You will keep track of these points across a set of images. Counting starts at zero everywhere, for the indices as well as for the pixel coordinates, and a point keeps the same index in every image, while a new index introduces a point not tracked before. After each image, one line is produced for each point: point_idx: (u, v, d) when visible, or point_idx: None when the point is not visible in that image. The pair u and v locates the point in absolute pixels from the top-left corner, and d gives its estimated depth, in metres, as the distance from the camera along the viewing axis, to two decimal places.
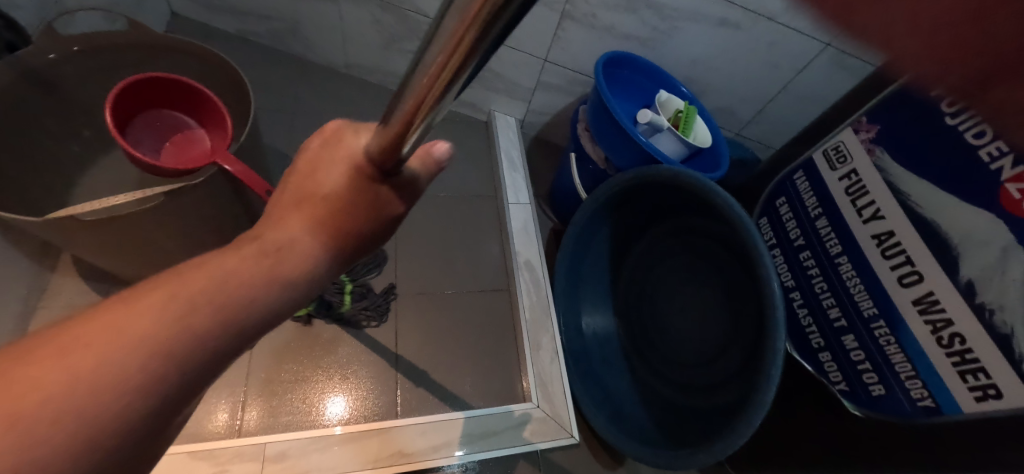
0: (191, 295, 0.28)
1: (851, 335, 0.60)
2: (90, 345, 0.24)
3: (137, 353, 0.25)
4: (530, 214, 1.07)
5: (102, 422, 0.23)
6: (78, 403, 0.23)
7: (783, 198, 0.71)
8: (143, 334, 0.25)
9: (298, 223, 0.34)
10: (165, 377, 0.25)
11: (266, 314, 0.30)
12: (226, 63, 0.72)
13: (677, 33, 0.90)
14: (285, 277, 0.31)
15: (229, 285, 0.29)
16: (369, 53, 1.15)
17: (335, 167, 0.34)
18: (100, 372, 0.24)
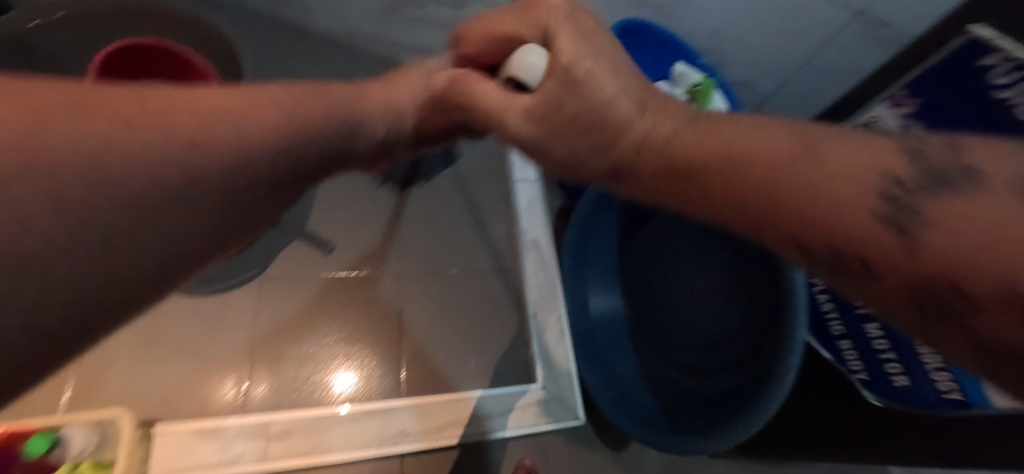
0: (296, 100, 0.34)
1: (876, 324, 0.58)
2: (240, 92, 0.30)
3: (274, 102, 0.32)
4: (537, 192, 1.03)
5: (258, 133, 0.29)
6: (243, 112, 0.29)
7: None
8: (271, 115, 0.31)
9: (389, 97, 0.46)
10: (295, 120, 0.33)
11: (344, 122, 0.39)
12: (217, 30, 0.68)
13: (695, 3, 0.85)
14: (359, 118, 0.41)
15: (320, 104, 0.37)
16: (368, 22, 1.10)
17: (406, 82, 0.48)
18: (255, 106, 0.30)
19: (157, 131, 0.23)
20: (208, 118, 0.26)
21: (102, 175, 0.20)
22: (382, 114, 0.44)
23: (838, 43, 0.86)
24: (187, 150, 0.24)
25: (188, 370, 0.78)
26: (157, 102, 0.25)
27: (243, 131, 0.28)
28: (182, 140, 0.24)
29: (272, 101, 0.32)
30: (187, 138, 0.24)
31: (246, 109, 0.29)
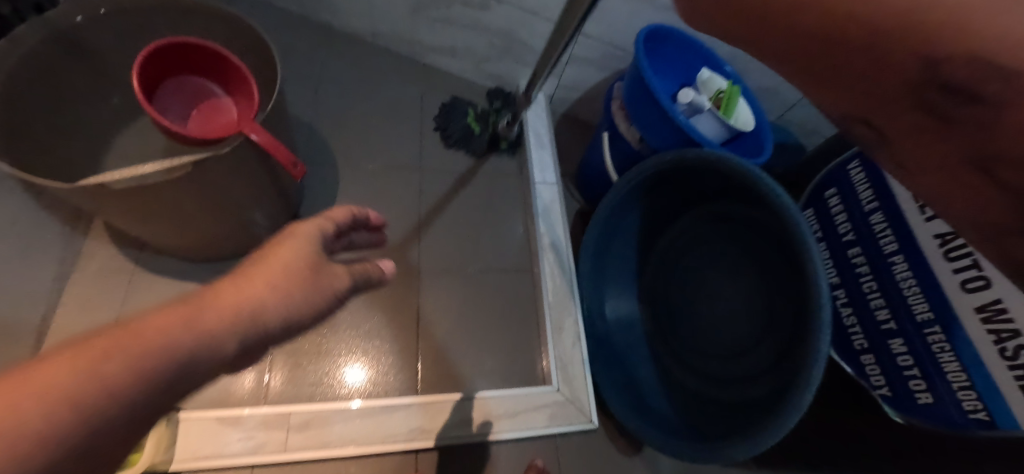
0: (99, 347, 0.26)
1: (900, 339, 0.56)
2: (137, 333, 0.27)
3: (184, 331, 0.29)
4: (557, 194, 1.03)
5: (113, 393, 0.25)
6: (103, 369, 0.25)
7: (834, 188, 0.66)
8: (57, 384, 0.24)
9: (271, 270, 0.35)
10: (189, 347, 0.29)
11: (272, 322, 0.33)
12: (251, 29, 0.70)
13: None
14: (210, 331, 0.30)
15: (140, 339, 0.27)
16: (393, 21, 1.12)
17: (287, 246, 0.37)
18: (150, 343, 0.27)
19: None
20: (40, 397, 0.23)
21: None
22: (244, 314, 0.32)
23: None
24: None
25: None
26: None
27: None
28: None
29: (39, 371, 0.24)
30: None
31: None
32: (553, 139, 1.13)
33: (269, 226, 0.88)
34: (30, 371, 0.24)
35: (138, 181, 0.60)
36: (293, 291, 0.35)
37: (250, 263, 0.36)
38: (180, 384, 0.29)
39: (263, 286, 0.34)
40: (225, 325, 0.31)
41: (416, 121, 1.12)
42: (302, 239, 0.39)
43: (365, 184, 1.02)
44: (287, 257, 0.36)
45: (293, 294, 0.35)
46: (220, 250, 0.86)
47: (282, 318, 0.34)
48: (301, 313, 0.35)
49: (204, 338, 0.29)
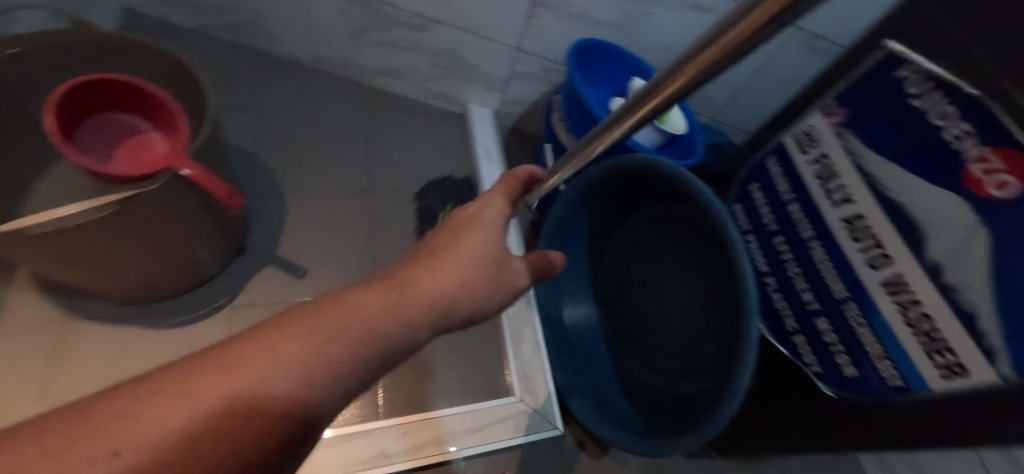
0: (322, 328, 0.31)
1: (824, 318, 0.60)
2: (345, 314, 0.32)
3: (383, 319, 0.33)
4: (508, 207, 1.06)
5: (325, 364, 0.30)
6: (320, 344, 0.30)
7: (757, 183, 0.70)
8: (297, 359, 0.29)
9: (465, 257, 0.41)
10: (385, 331, 0.33)
11: (458, 310, 0.39)
12: (177, 61, 0.69)
13: (651, 19, 0.91)
14: (410, 318, 0.35)
15: (356, 320, 0.32)
16: (334, 46, 1.12)
17: (473, 232, 0.44)
18: (356, 326, 0.32)
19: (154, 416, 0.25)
20: (283, 358, 0.29)
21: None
22: (437, 297, 0.37)
23: (783, 55, 0.93)
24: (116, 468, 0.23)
25: None
26: (246, 369, 0.28)
27: (242, 402, 0.27)
28: (105, 457, 0.23)
29: (297, 333, 0.30)
30: (169, 433, 0.25)
31: (244, 370, 0.27)
32: (501, 153, 1.16)
33: (215, 260, 0.86)
34: (280, 340, 0.29)
35: (59, 223, 0.58)
36: (472, 281, 0.40)
37: (441, 249, 0.42)
38: (393, 356, 0.34)
39: (457, 275, 0.40)
40: (419, 312, 0.36)
41: (364, 144, 1.12)
42: (479, 225, 0.44)
43: (316, 209, 1.01)
44: (472, 246, 0.42)
45: (474, 285, 0.40)
46: (163, 291, 0.83)
47: (464, 305, 0.39)
48: (481, 302, 0.41)
49: (404, 323, 0.34)
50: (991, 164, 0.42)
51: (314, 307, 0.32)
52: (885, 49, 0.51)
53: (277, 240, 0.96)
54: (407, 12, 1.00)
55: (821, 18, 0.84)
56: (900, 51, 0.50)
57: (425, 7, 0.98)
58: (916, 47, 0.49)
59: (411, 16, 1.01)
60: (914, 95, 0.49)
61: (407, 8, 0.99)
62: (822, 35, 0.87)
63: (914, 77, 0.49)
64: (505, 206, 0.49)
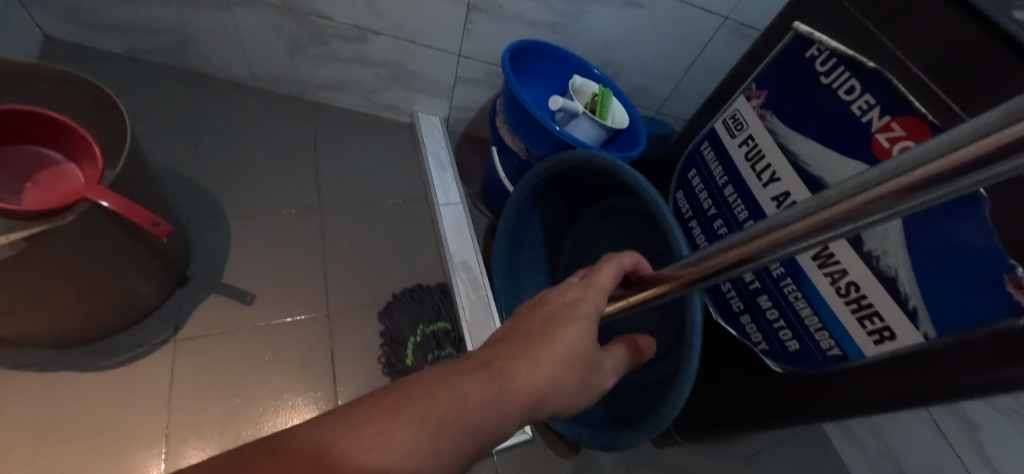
0: (435, 416, 0.31)
1: (765, 295, 0.62)
2: (453, 399, 0.33)
3: (485, 410, 0.34)
4: (462, 213, 1.06)
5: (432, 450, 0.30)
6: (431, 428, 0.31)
7: (693, 170, 0.71)
8: (409, 450, 0.29)
9: (561, 350, 0.39)
10: (485, 424, 0.33)
11: (549, 408, 0.38)
12: (91, 86, 0.65)
13: (585, 17, 0.93)
14: (506, 418, 0.35)
15: (464, 411, 0.32)
16: (273, 63, 1.10)
17: (571, 324, 0.42)
18: (460, 416, 0.32)
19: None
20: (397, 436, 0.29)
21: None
22: (534, 397, 0.36)
23: (714, 45, 0.96)
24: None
25: (102, 457, 0.73)
26: (364, 437, 0.28)
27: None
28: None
29: (418, 420, 0.30)
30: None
31: (377, 459, 0.28)
32: (453, 161, 1.16)
33: (155, 292, 0.82)
34: (393, 430, 0.29)
35: None
36: (566, 379, 0.39)
37: (538, 336, 0.40)
38: (484, 446, 0.34)
39: (554, 371, 0.38)
40: (513, 411, 0.35)
41: (311, 160, 1.09)
42: (578, 316, 0.42)
43: (263, 233, 0.98)
44: (567, 334, 0.41)
45: (564, 384, 0.39)
46: (98, 330, 0.78)
47: (553, 403, 0.38)
48: (568, 396, 0.40)
49: (501, 419, 0.34)
50: (895, 132, 0.44)
51: (424, 388, 0.33)
52: (794, 30, 0.54)
53: (222, 266, 0.92)
54: (343, 23, 0.99)
55: (745, 8, 0.88)
56: (805, 31, 0.52)
57: (363, 17, 0.97)
58: (820, 27, 0.51)
59: (348, 28, 1.00)
60: (822, 72, 0.51)
61: (343, 19, 0.98)
62: (750, 24, 0.91)
63: (820, 56, 0.51)
64: (600, 296, 0.45)
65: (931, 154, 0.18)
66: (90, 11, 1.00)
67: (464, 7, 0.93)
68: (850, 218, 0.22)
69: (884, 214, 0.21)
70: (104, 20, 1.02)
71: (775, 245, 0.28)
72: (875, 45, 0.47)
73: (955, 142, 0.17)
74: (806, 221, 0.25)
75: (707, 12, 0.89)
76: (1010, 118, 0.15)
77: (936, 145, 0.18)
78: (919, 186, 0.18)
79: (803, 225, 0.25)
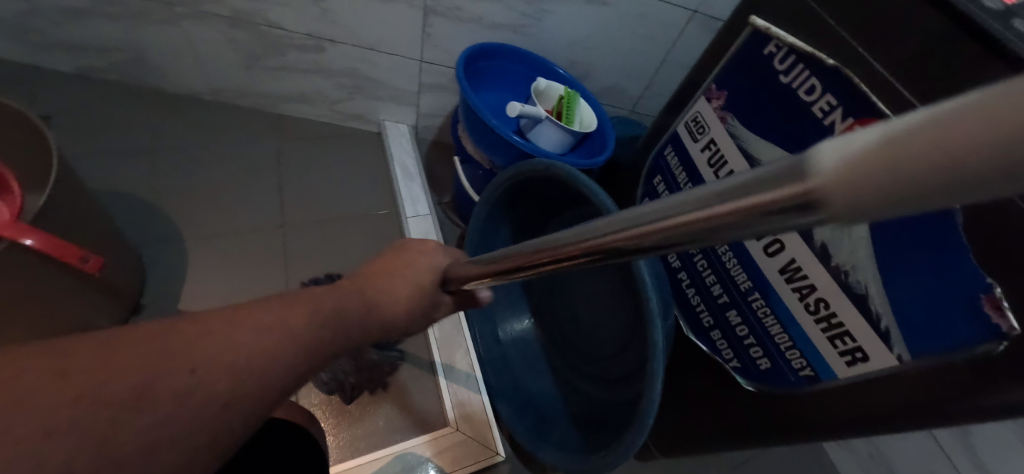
0: (323, 309, 0.35)
1: (734, 310, 0.57)
2: (336, 301, 0.37)
3: (360, 311, 0.38)
4: (431, 225, 1.01)
5: (314, 332, 0.33)
6: (318, 316, 0.34)
7: (658, 176, 0.67)
8: (292, 327, 0.32)
9: (414, 284, 0.44)
10: (355, 324, 0.37)
11: (404, 325, 0.43)
12: (38, 124, 0.65)
13: (548, 17, 0.89)
14: (368, 325, 0.39)
15: (335, 312, 0.36)
16: (230, 78, 1.05)
17: (415, 265, 0.45)
18: (339, 311, 0.36)
19: (210, 350, 0.29)
20: (288, 318, 0.33)
21: (140, 391, 0.26)
22: (383, 317, 0.41)
23: (684, 40, 0.92)
24: (188, 382, 0.27)
25: None
26: (261, 315, 0.32)
27: (254, 351, 0.30)
28: (182, 372, 0.27)
29: (299, 309, 0.34)
30: (231, 361, 0.29)
31: (261, 331, 0.31)
32: (422, 170, 1.11)
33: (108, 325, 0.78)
34: (280, 312, 0.33)
35: None
36: (414, 305, 0.44)
37: (389, 270, 0.44)
38: None
39: (406, 297, 0.43)
40: (372, 319, 0.39)
41: (274, 176, 1.06)
42: (422, 261, 0.46)
43: (223, 254, 0.94)
44: (421, 266, 0.45)
45: (408, 311, 0.43)
46: None
47: (401, 324, 0.43)
48: (412, 322, 0.44)
49: (366, 321, 0.39)
50: None
51: (312, 292, 0.36)
52: (751, 25, 0.49)
53: (179, 291, 0.88)
54: (298, 33, 0.95)
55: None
56: (762, 26, 0.48)
57: (318, 26, 0.93)
58: (776, 21, 0.47)
59: (304, 37, 0.96)
60: (780, 71, 0.47)
61: (298, 29, 0.94)
62: (720, 17, 0.87)
63: (778, 53, 0.47)
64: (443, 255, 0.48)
65: (688, 203, 0.17)
66: (34, 31, 0.96)
67: (421, 10, 0.89)
68: (633, 246, 0.22)
69: (629, 252, 0.23)
70: (51, 40, 0.98)
71: (572, 257, 0.28)
72: (834, 40, 0.43)
73: (706, 196, 0.17)
74: (596, 241, 0.25)
75: (673, 5, 0.85)
76: (748, 183, 0.14)
77: (694, 194, 0.17)
78: (682, 231, 0.18)
79: (593, 244, 0.25)
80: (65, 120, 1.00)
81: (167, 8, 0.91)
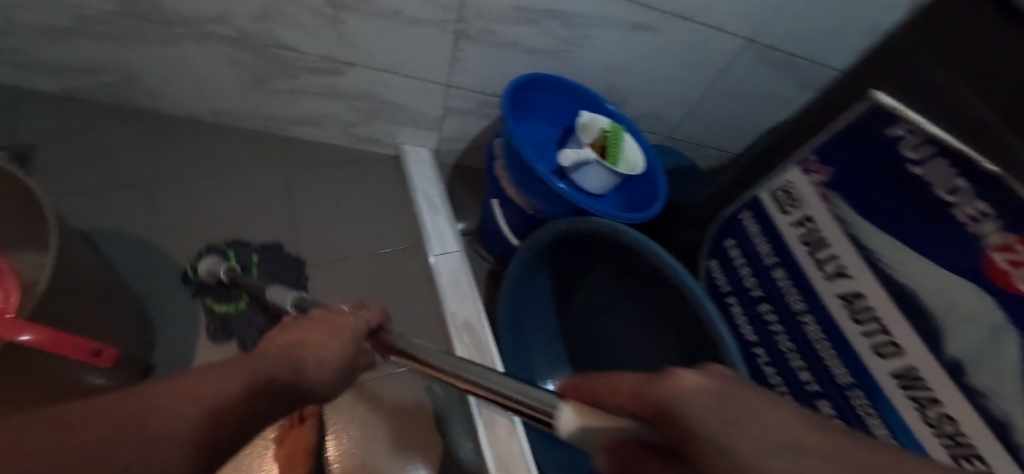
0: (247, 376, 0.27)
1: (826, 401, 0.51)
2: (255, 364, 0.29)
3: (285, 373, 0.31)
4: (460, 264, 0.95)
5: (254, 404, 0.26)
6: (254, 383, 0.27)
7: (731, 240, 0.62)
8: (228, 396, 0.24)
9: (333, 346, 0.39)
10: (285, 395, 0.30)
11: (322, 392, 0.36)
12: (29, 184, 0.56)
13: (590, 43, 0.81)
14: (292, 397, 0.32)
15: (265, 378, 0.28)
16: (233, 100, 0.95)
17: (335, 328, 0.42)
18: (268, 375, 0.29)
19: (179, 400, 0.21)
20: (223, 382, 0.24)
21: None
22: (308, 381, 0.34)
23: (734, 69, 0.86)
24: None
25: None
26: (191, 385, 0.23)
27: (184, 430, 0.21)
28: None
29: (229, 379, 0.25)
30: (175, 444, 0.20)
31: (193, 405, 0.22)
32: (446, 199, 1.04)
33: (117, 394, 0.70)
34: (209, 381, 0.24)
35: None
36: (336, 366, 0.38)
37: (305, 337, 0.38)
38: None
39: (329, 355, 0.38)
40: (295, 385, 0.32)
41: (287, 210, 0.97)
42: (347, 328, 0.42)
43: None
44: (345, 333, 0.41)
45: (329, 377, 0.37)
46: None
47: (319, 394, 0.36)
48: (327, 395, 0.37)
49: (287, 389, 0.31)
50: (1018, 254, 0.35)
51: (233, 362, 0.27)
52: (873, 100, 0.43)
53: (191, 345, 0.81)
54: (311, 55, 0.85)
55: (771, 28, 0.78)
56: (891, 105, 0.42)
57: (333, 49, 0.84)
58: (908, 101, 0.41)
59: (317, 59, 0.86)
60: (911, 160, 0.41)
61: (311, 51, 0.84)
62: (776, 45, 0.81)
63: (910, 138, 0.41)
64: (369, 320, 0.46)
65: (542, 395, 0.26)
66: (8, 50, 0.83)
67: (452, 34, 0.81)
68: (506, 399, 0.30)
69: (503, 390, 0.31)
70: (27, 59, 0.85)
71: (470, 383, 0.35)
72: (987, 135, 0.36)
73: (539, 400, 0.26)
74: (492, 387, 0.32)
75: (727, 33, 0.79)
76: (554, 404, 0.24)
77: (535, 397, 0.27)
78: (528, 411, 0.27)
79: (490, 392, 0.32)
80: (51, 150, 0.90)
81: (163, 28, 0.80)
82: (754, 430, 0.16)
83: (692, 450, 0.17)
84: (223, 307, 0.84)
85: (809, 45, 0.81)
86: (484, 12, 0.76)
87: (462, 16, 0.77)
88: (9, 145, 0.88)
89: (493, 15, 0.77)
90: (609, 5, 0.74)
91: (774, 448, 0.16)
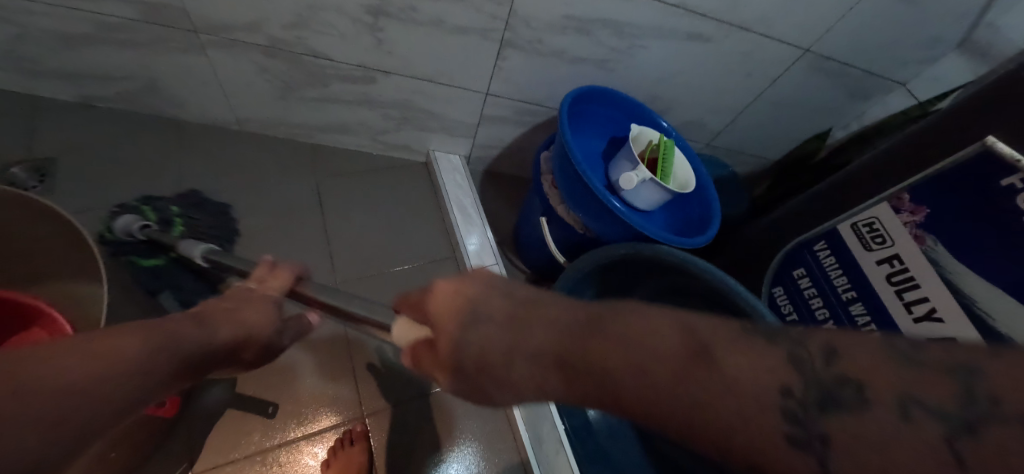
0: (164, 335, 0.39)
1: None
2: (160, 334, 0.39)
3: (201, 335, 0.43)
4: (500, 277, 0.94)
5: (152, 360, 0.37)
6: (149, 349, 0.37)
7: (801, 270, 0.60)
8: (125, 355, 0.35)
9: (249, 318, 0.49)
10: (201, 350, 0.43)
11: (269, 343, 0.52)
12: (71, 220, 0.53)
13: (640, 52, 0.78)
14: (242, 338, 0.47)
15: (173, 338, 0.40)
16: (260, 107, 0.90)
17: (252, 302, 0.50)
18: (172, 343, 0.40)
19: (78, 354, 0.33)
20: (119, 346, 0.35)
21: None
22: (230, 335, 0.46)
23: (787, 78, 0.83)
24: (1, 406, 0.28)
25: None
26: (102, 347, 0.35)
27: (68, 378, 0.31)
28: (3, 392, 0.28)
29: (135, 338, 0.37)
30: (51, 390, 0.30)
31: (124, 348, 0.36)
32: (480, 209, 1.02)
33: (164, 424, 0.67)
34: (102, 345, 0.35)
35: None
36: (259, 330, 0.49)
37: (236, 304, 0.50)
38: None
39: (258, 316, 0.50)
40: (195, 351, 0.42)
41: (318, 221, 0.93)
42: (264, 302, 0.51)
43: None
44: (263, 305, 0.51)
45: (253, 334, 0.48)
46: None
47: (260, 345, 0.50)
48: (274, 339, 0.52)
49: (186, 352, 0.41)
50: None
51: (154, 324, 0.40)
52: (986, 146, 0.42)
53: None
54: (345, 63, 0.80)
55: (831, 39, 0.75)
56: (1008, 154, 0.40)
57: (370, 57, 0.79)
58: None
59: (352, 67, 0.82)
60: None
61: (346, 59, 0.80)
62: (831, 56, 0.78)
63: None
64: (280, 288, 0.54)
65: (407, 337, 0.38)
66: (23, 58, 0.78)
67: (497, 43, 0.76)
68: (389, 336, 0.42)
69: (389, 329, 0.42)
70: (44, 67, 0.80)
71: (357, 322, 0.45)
72: None
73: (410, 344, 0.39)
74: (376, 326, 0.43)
75: (786, 44, 0.76)
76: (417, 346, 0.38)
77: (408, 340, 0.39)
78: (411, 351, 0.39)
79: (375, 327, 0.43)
80: (71, 163, 0.84)
81: (189, 36, 0.75)
82: (480, 321, 0.31)
83: (450, 343, 0.32)
84: (148, 261, 0.74)
85: (864, 55, 0.79)
86: (534, 21, 0.72)
87: (509, 25, 0.73)
88: (25, 158, 0.82)
89: (543, 25, 0.73)
90: (667, 14, 0.71)
91: (482, 326, 0.31)
